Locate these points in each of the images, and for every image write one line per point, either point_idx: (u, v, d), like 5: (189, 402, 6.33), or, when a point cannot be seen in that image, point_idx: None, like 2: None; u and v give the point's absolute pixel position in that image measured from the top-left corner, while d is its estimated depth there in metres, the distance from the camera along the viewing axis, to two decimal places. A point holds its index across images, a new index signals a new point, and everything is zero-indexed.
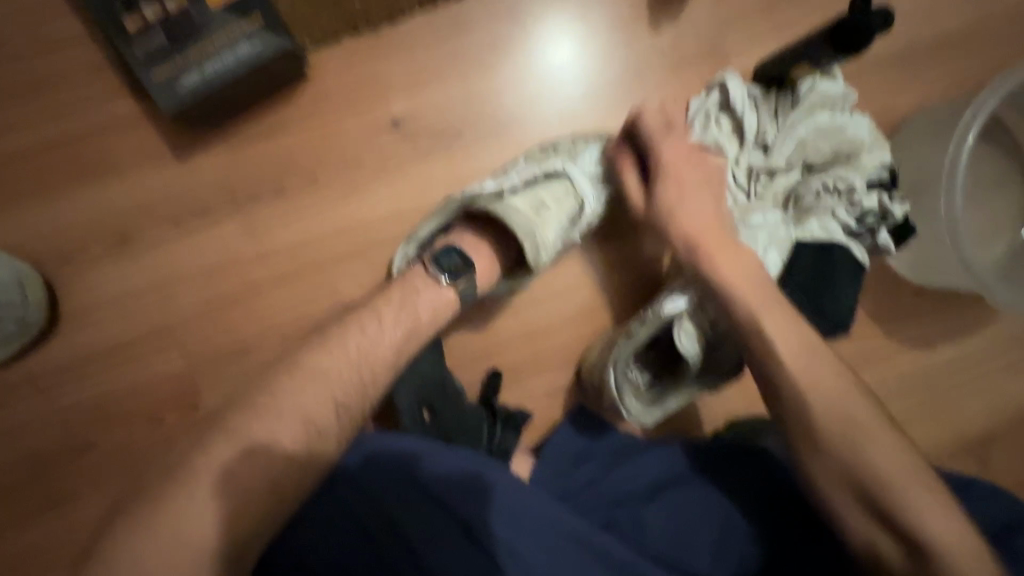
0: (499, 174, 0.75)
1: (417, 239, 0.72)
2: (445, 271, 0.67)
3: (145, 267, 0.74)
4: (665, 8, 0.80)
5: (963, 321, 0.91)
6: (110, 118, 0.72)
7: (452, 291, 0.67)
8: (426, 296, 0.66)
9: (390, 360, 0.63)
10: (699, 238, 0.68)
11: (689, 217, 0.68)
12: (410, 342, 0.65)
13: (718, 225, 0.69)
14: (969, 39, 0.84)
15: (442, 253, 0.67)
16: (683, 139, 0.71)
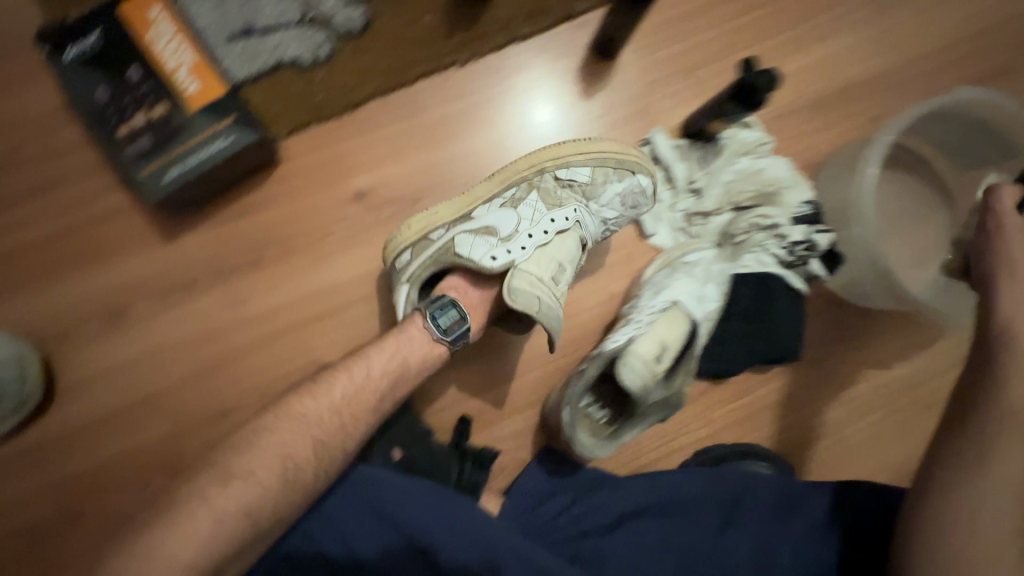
0: (500, 219, 0.78)
1: (413, 280, 0.76)
2: (444, 329, 0.72)
3: (138, 338, 0.81)
4: (596, 78, 0.89)
5: (915, 343, 0.94)
6: (105, 210, 0.81)
7: (446, 347, 0.73)
8: (414, 349, 0.72)
9: (371, 406, 0.68)
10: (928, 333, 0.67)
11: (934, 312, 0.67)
12: (396, 388, 0.71)
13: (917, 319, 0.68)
14: (877, 84, 0.93)
15: (440, 310, 0.72)
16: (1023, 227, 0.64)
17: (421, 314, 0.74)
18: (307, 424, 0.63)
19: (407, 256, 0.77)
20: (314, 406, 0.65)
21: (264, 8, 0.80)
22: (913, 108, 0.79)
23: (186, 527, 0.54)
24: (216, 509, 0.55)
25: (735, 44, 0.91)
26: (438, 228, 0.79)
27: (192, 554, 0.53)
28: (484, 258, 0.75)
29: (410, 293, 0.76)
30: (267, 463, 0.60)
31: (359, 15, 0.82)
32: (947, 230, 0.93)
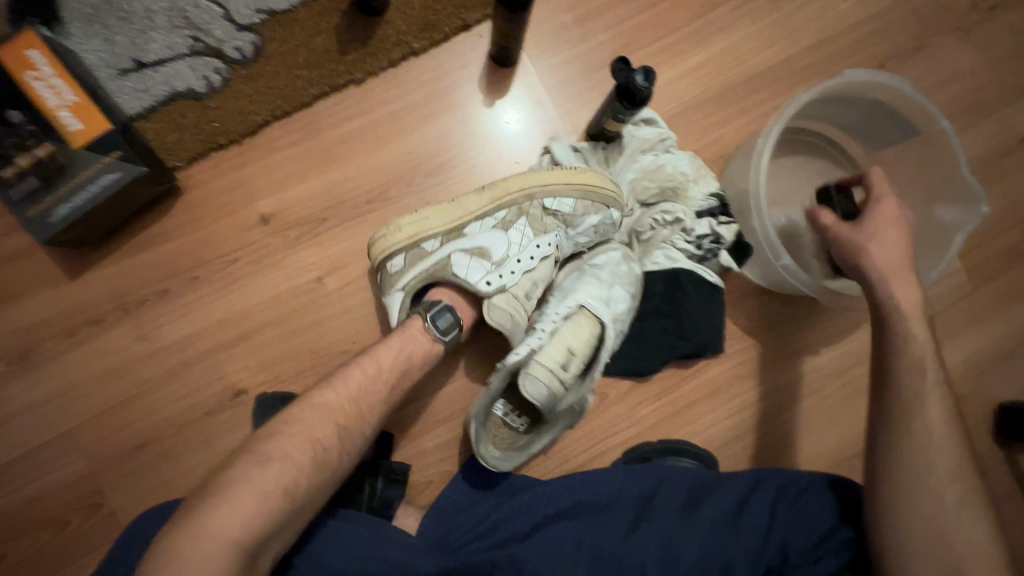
0: (492, 240, 0.75)
1: (408, 289, 0.73)
2: (443, 332, 0.69)
3: (48, 377, 0.81)
4: (497, 86, 0.90)
5: (838, 324, 0.94)
6: (6, 251, 0.81)
7: (443, 347, 0.70)
8: (419, 347, 0.68)
9: (357, 415, 0.60)
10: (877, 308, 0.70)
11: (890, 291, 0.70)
12: (407, 379, 0.66)
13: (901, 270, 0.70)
14: (778, 72, 0.94)
15: (438, 315, 0.69)
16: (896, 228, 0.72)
17: (419, 317, 0.70)
18: (325, 413, 0.57)
19: (398, 261, 0.74)
20: (330, 396, 0.59)
21: (154, 41, 0.81)
22: (802, 94, 0.77)
23: (234, 503, 0.49)
24: (258, 486, 0.50)
25: (634, 43, 0.92)
26: (429, 240, 0.75)
27: (239, 530, 0.48)
28: (478, 284, 0.74)
29: (398, 300, 0.73)
30: (296, 446, 0.54)
31: (249, 42, 0.83)
32: None
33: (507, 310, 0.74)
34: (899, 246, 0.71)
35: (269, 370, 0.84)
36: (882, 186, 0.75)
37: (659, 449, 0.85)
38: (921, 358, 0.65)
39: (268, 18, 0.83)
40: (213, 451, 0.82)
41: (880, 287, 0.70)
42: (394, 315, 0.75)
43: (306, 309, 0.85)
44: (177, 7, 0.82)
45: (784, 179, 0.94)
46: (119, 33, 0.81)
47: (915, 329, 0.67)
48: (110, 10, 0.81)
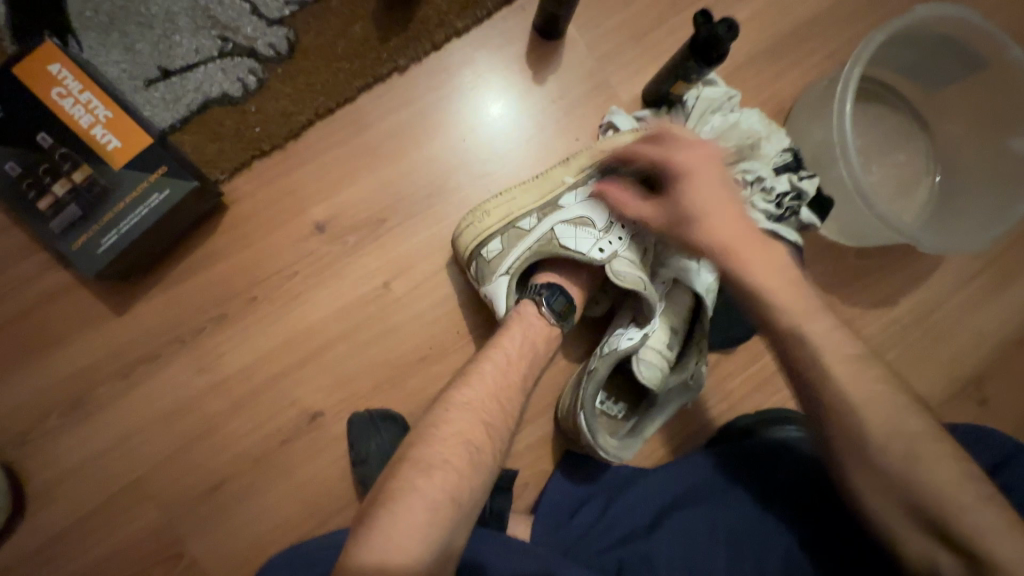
0: (592, 207, 0.72)
1: (513, 271, 0.69)
2: (554, 312, 0.67)
3: (104, 424, 0.74)
4: (545, 60, 0.85)
5: (913, 270, 0.93)
6: (40, 293, 0.73)
7: (560, 331, 0.68)
8: (538, 333, 0.66)
9: (500, 408, 0.59)
10: (727, 248, 0.62)
11: (715, 230, 0.62)
12: (535, 367, 0.65)
13: (746, 231, 0.63)
14: (829, 19, 0.90)
15: (548, 294, 0.67)
16: (692, 188, 0.63)
17: (530, 301, 0.68)
18: (471, 411, 0.57)
19: (495, 245, 0.70)
20: (471, 394, 0.58)
21: (178, 46, 0.75)
22: (875, 33, 0.75)
23: (408, 516, 0.49)
24: (425, 495, 0.50)
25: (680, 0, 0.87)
26: (525, 218, 0.71)
27: (420, 546, 0.48)
28: (591, 251, 0.70)
29: (503, 284, 0.69)
30: (451, 451, 0.53)
31: (282, 37, 0.76)
32: (927, 152, 0.92)
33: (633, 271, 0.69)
34: (709, 209, 0.62)
35: (344, 387, 0.78)
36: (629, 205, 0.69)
37: (770, 415, 0.81)
38: (813, 322, 0.60)
39: (299, 9, 0.77)
40: (295, 481, 0.76)
41: (733, 257, 0.62)
42: (499, 302, 0.70)
43: (376, 317, 0.79)
44: (200, 6, 0.75)
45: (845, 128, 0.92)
46: (139, 40, 0.74)
47: (770, 289, 0.61)
48: (127, 16, 0.74)
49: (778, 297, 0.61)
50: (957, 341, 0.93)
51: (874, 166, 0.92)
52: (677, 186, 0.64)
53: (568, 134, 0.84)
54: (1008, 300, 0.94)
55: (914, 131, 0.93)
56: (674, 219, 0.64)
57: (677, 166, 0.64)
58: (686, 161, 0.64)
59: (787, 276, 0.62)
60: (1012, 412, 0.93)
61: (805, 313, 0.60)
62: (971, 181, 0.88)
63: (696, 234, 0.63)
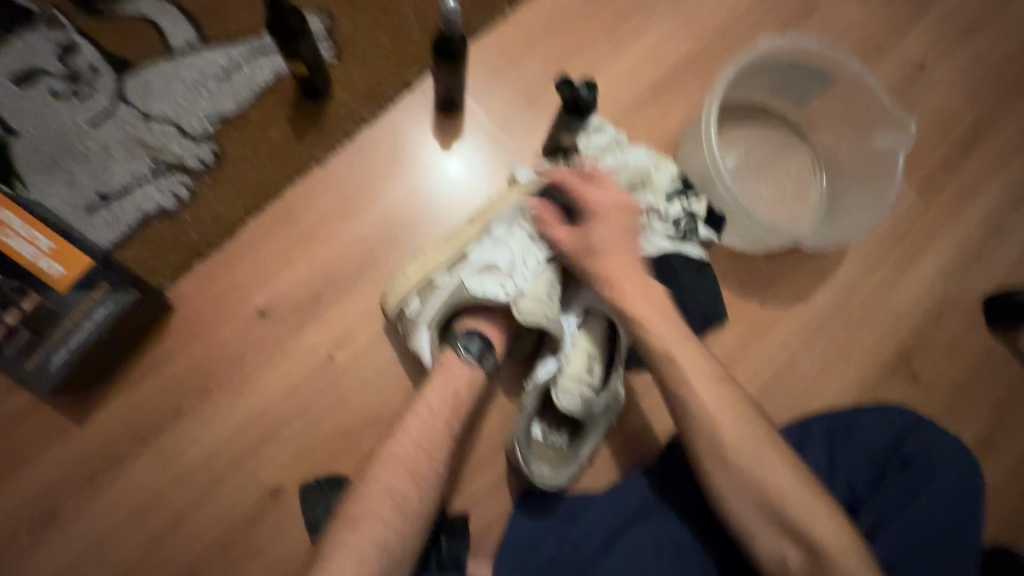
0: (497, 255, 0.78)
1: (432, 323, 0.76)
2: (474, 355, 0.74)
3: (75, 532, 0.77)
4: (450, 133, 0.94)
5: (822, 265, 1.00)
6: (5, 415, 0.78)
7: (482, 370, 0.75)
8: (461, 379, 0.73)
9: (427, 456, 0.68)
10: (615, 280, 0.73)
11: (611, 262, 0.74)
12: (460, 414, 0.72)
13: (634, 271, 0.74)
14: (699, 58, 1.02)
15: (467, 339, 0.74)
16: (610, 224, 0.75)
17: (452, 350, 0.75)
18: (400, 464, 0.67)
19: (416, 304, 0.78)
20: (399, 448, 0.68)
21: (115, 172, 0.83)
22: (727, 70, 0.85)
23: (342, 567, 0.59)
24: (357, 550, 0.60)
25: (565, 63, 0.98)
26: (439, 276, 0.78)
27: None
28: (497, 297, 0.76)
29: (424, 335, 0.76)
30: (382, 505, 0.63)
31: (208, 150, 0.86)
32: (812, 158, 1.01)
33: (537, 308, 0.76)
34: (615, 244, 0.74)
35: (301, 461, 0.82)
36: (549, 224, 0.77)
37: None
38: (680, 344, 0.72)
39: (220, 124, 0.86)
40: (265, 559, 0.79)
41: (621, 288, 0.73)
42: (425, 353, 0.77)
43: (324, 389, 0.84)
44: (131, 134, 0.84)
45: (734, 148, 1.00)
46: (79, 172, 0.83)
47: (657, 324, 0.72)
48: (66, 154, 0.83)
49: (656, 324, 0.72)
50: (876, 324, 0.99)
51: (768, 177, 1.00)
52: (597, 220, 0.75)
53: (480, 194, 0.93)
54: (914, 279, 1.01)
55: (796, 142, 1.01)
56: (589, 247, 0.75)
57: (599, 208, 0.75)
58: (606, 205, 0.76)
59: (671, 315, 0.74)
60: (940, 384, 0.99)
61: (677, 343, 0.72)
62: (853, 180, 0.96)
63: (599, 265, 0.74)
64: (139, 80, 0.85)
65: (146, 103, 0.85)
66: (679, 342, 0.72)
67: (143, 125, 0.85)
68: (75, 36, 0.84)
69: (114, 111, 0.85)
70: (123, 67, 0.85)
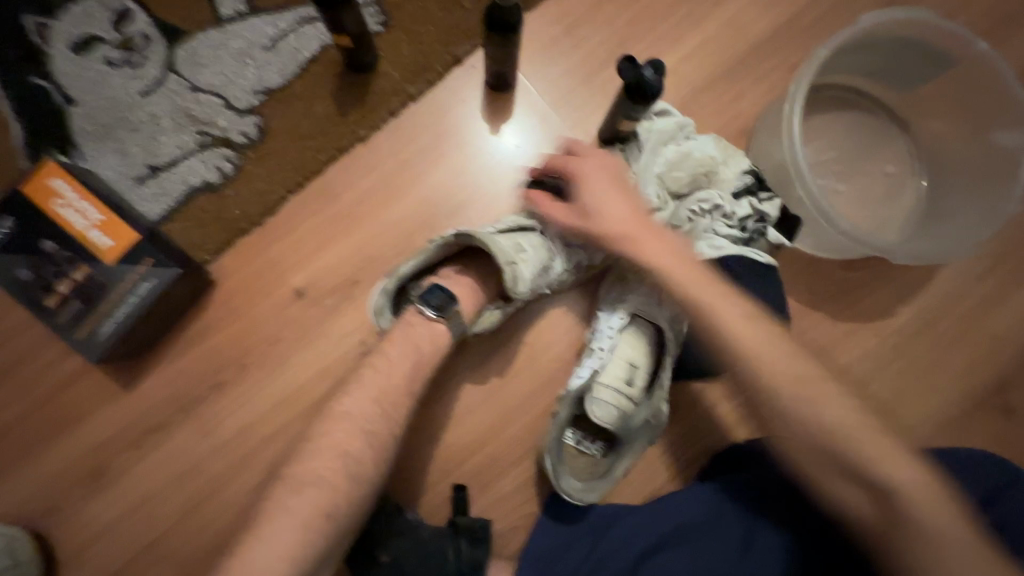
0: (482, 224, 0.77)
1: (396, 275, 0.73)
2: (433, 307, 0.71)
3: (122, 492, 0.82)
4: (500, 111, 0.88)
5: (912, 277, 0.88)
6: (62, 377, 0.82)
7: (443, 327, 0.72)
8: (423, 335, 0.71)
9: None
10: (622, 232, 0.68)
11: (611, 216, 0.68)
12: None
13: (637, 220, 0.69)
14: (784, 33, 0.89)
15: (427, 290, 0.71)
16: (598, 175, 0.71)
17: (415, 307, 0.73)
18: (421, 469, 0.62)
19: (407, 267, 0.73)
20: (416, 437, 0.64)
21: (164, 144, 0.83)
22: (819, 51, 0.73)
23: None
24: None
25: (628, 37, 0.88)
26: (436, 238, 0.74)
27: None
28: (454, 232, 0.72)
29: (385, 284, 0.73)
30: None
31: (252, 124, 0.84)
32: (911, 155, 0.87)
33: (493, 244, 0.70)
34: (614, 196, 0.70)
35: None
36: (540, 201, 0.72)
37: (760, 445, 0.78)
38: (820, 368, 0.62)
39: (265, 97, 0.84)
40: None
41: (634, 240, 0.68)
42: (383, 311, 0.74)
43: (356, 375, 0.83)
44: (179, 106, 0.84)
45: (816, 138, 0.88)
46: (130, 144, 0.83)
47: (683, 277, 0.66)
48: (118, 124, 0.83)
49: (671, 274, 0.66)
50: (970, 350, 0.87)
51: (853, 175, 0.88)
52: (579, 182, 0.70)
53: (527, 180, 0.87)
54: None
55: (893, 135, 0.88)
56: (579, 208, 0.70)
57: (580, 167, 0.71)
58: (587, 160, 0.72)
59: (685, 255, 0.68)
60: None
61: (704, 290, 0.65)
62: (958, 181, 0.83)
63: (596, 227, 0.69)
64: (188, 49, 0.84)
65: (194, 73, 0.84)
66: (708, 295, 0.65)
67: (191, 96, 0.84)
68: (128, 4, 0.83)
69: (164, 82, 0.84)
70: (173, 36, 0.84)
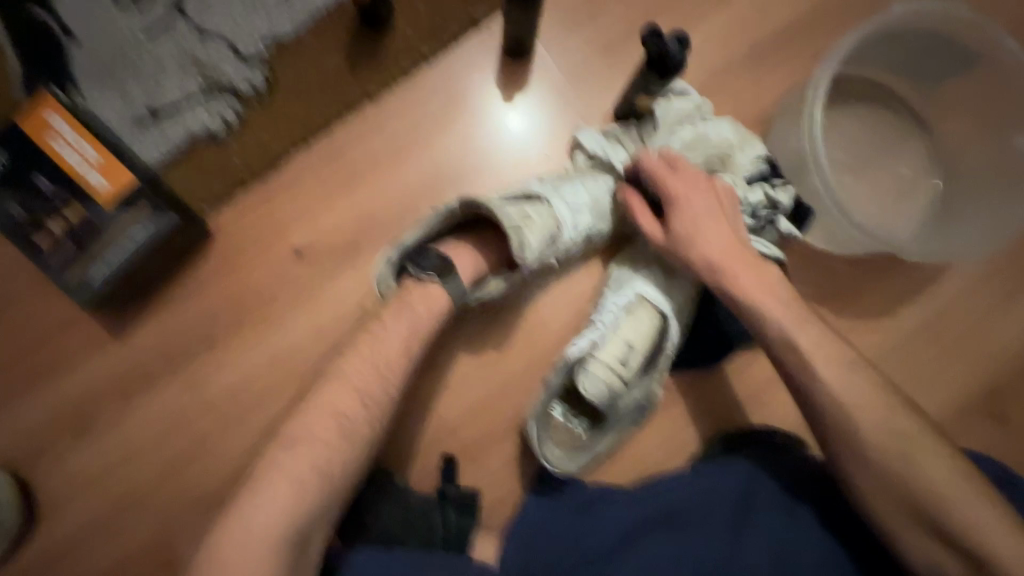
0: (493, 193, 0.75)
1: (399, 244, 0.72)
2: (429, 270, 0.69)
3: (106, 442, 0.80)
4: (515, 81, 0.85)
5: (917, 278, 0.87)
6: (50, 322, 0.80)
7: (438, 289, 0.69)
8: (417, 303, 0.69)
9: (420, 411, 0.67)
10: (722, 264, 0.69)
11: (710, 245, 0.69)
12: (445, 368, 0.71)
13: (737, 249, 0.70)
14: (810, 22, 0.87)
15: (422, 255, 0.69)
16: (699, 199, 0.71)
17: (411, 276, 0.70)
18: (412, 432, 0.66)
19: (410, 237, 0.72)
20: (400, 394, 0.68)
21: (167, 89, 0.81)
22: (847, 37, 0.72)
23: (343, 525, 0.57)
24: None
25: (652, 14, 0.86)
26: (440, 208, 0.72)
27: None
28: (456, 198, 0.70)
29: (387, 254, 0.72)
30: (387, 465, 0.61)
31: (260, 75, 0.81)
32: (928, 154, 0.86)
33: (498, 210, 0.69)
34: (712, 220, 0.70)
35: None
36: (641, 216, 0.73)
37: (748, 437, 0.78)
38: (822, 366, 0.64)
39: (274, 48, 0.81)
40: None
41: (731, 278, 0.68)
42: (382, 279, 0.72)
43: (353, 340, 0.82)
44: (185, 51, 0.81)
45: (833, 132, 0.87)
46: (132, 86, 0.80)
47: (784, 317, 0.67)
48: (120, 65, 0.80)
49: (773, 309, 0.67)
50: (969, 354, 0.87)
51: (868, 171, 0.86)
52: (679, 207, 0.70)
53: (538, 153, 0.85)
54: None
55: (912, 134, 0.86)
56: (683, 234, 0.70)
57: (682, 188, 0.71)
58: (686, 182, 0.71)
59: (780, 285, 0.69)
60: None
61: (799, 325, 0.66)
62: (975, 184, 0.81)
63: (695, 254, 0.69)
64: None
65: (202, 18, 0.81)
66: (802, 325, 0.66)
67: (197, 42, 0.81)
68: None
69: (171, 25, 0.81)
70: None
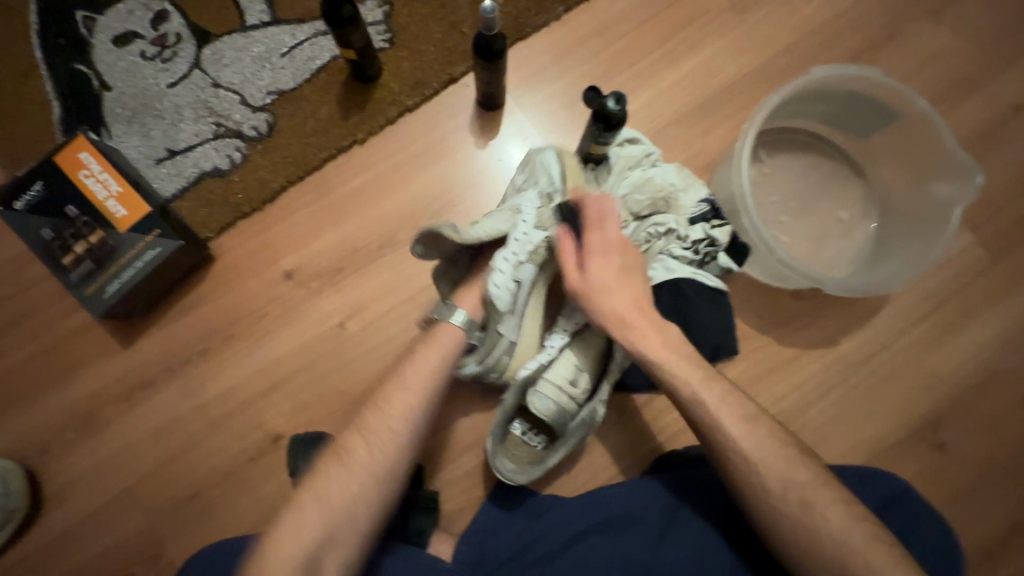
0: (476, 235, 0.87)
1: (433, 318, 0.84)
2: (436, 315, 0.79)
3: (108, 440, 0.89)
4: (487, 128, 0.96)
5: (856, 311, 0.93)
6: (68, 330, 0.91)
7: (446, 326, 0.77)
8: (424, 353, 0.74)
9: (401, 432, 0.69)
10: (624, 316, 0.70)
11: (616, 300, 0.71)
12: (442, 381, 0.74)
13: (642, 308, 0.72)
14: (753, 79, 0.97)
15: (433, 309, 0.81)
16: (618, 259, 0.73)
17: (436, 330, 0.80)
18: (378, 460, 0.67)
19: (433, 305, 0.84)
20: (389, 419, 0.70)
21: (183, 131, 0.93)
22: (772, 96, 0.81)
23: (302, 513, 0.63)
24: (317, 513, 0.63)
25: (610, 71, 0.97)
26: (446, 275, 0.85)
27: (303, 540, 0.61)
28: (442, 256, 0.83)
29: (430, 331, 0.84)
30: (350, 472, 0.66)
31: (263, 120, 0.93)
32: (863, 198, 0.94)
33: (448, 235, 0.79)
34: (625, 278, 0.72)
35: (304, 414, 0.90)
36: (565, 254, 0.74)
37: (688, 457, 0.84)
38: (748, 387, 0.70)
39: (277, 97, 0.94)
40: (258, 495, 0.88)
41: (632, 330, 0.70)
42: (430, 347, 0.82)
43: (333, 354, 0.91)
44: (201, 100, 0.94)
45: (775, 177, 0.95)
46: (154, 128, 0.93)
47: (677, 372, 0.69)
48: (146, 110, 0.93)
49: (669, 369, 0.69)
50: (907, 384, 0.92)
51: (807, 213, 0.95)
52: (597, 258, 0.72)
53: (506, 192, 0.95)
54: (961, 343, 0.93)
55: (847, 180, 0.95)
56: (594, 279, 0.72)
57: (603, 241, 0.73)
58: (607, 236, 0.73)
59: (676, 343, 0.71)
60: (970, 461, 0.91)
61: (702, 385, 0.68)
62: (904, 226, 0.89)
63: (602, 305, 0.71)
64: (214, 50, 0.94)
65: (217, 72, 0.94)
66: (706, 384, 0.68)
67: (212, 91, 0.94)
68: (165, 5, 0.94)
69: (190, 78, 0.94)
70: (203, 37, 0.94)
